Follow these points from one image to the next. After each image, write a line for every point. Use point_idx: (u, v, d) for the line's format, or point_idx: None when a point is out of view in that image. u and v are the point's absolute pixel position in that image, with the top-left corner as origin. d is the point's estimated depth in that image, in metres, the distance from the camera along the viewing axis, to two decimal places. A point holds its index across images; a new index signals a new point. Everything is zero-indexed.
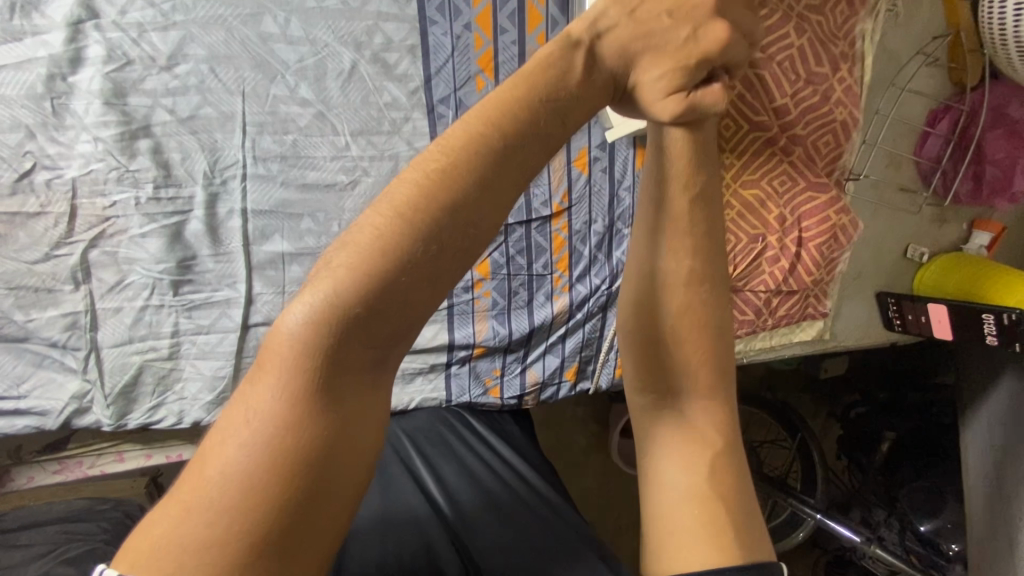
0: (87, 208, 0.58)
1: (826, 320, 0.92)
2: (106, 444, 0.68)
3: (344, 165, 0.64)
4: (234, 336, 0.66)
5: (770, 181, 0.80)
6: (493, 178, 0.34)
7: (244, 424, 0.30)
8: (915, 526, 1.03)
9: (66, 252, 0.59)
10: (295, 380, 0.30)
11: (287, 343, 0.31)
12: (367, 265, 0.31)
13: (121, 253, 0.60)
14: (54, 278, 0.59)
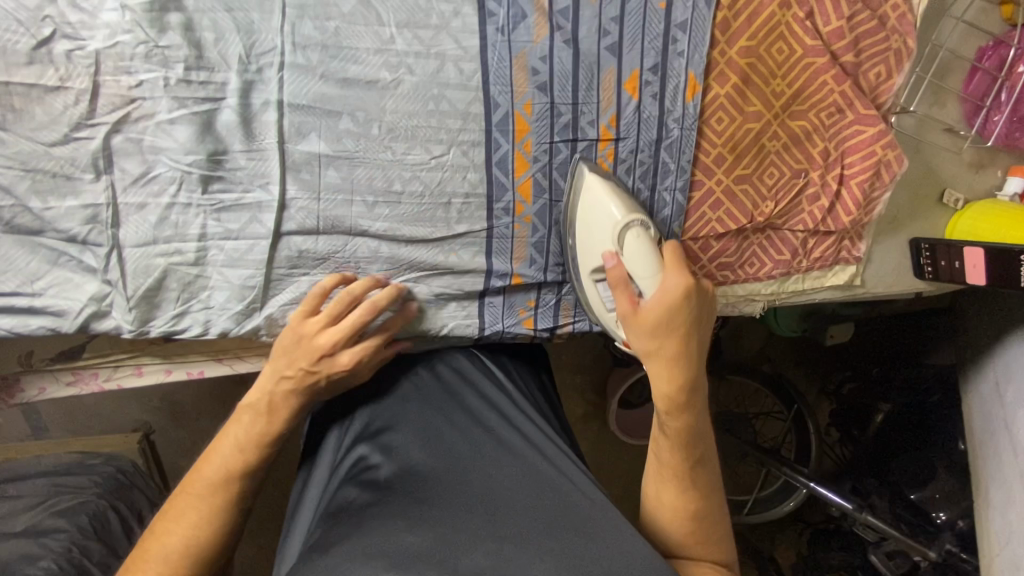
0: (112, 88, 0.53)
1: (859, 265, 0.90)
2: (124, 355, 0.64)
3: (387, 61, 0.60)
4: (265, 244, 0.63)
5: (817, 113, 0.77)
6: (252, 419, 0.64)
7: (192, 486, 0.62)
8: (906, 494, 1.24)
9: (87, 135, 0.54)
10: (218, 477, 0.62)
11: (209, 465, 0.63)
12: (238, 438, 0.64)
13: (147, 140, 0.56)
14: (73, 163, 0.54)
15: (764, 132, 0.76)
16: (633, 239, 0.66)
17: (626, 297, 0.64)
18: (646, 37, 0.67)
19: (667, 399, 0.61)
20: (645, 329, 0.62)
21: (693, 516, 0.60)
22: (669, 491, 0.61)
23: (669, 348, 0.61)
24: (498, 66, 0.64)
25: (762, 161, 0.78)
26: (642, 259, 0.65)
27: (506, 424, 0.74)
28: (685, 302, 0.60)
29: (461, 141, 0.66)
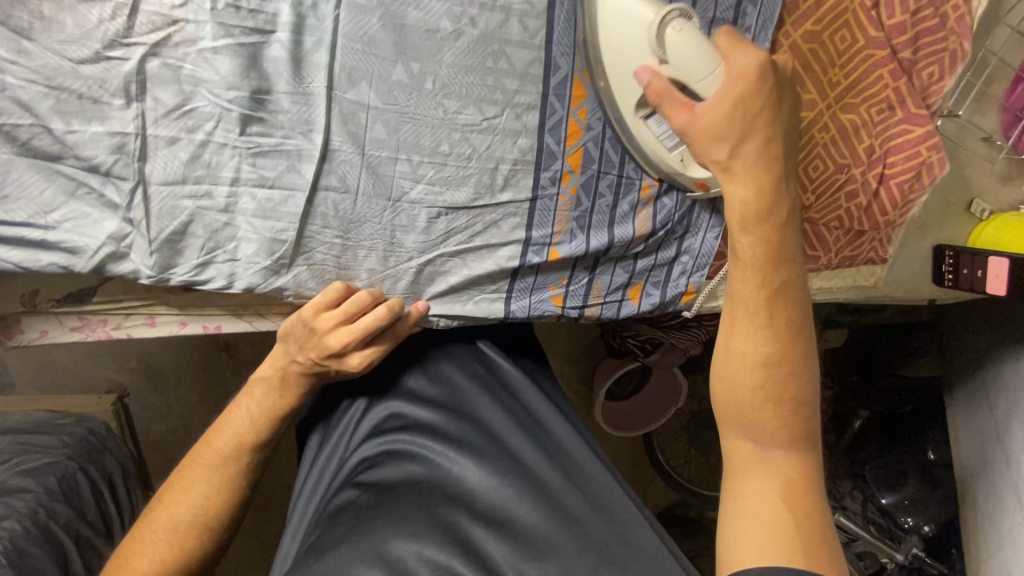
0: (152, 5, 0.48)
1: (884, 267, 0.91)
2: (138, 303, 0.60)
3: (450, 10, 0.56)
4: (301, 196, 0.59)
5: (869, 107, 0.75)
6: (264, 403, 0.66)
7: (201, 458, 0.66)
8: (877, 499, 1.21)
9: (121, 55, 0.49)
10: (227, 451, 0.66)
11: (218, 438, 0.66)
12: (244, 419, 0.66)
13: (186, 69, 0.51)
14: (103, 85, 0.49)
15: (815, 121, 0.75)
16: (674, 32, 0.58)
17: (677, 108, 0.59)
18: (717, 8, 0.65)
19: (754, 218, 0.59)
20: (710, 135, 0.59)
21: (767, 384, 0.58)
22: (745, 350, 0.59)
23: (746, 154, 0.58)
24: (563, 28, 0.61)
25: (809, 153, 0.77)
26: (691, 47, 0.58)
27: (512, 426, 0.71)
28: (759, 83, 0.57)
29: (515, 105, 0.62)
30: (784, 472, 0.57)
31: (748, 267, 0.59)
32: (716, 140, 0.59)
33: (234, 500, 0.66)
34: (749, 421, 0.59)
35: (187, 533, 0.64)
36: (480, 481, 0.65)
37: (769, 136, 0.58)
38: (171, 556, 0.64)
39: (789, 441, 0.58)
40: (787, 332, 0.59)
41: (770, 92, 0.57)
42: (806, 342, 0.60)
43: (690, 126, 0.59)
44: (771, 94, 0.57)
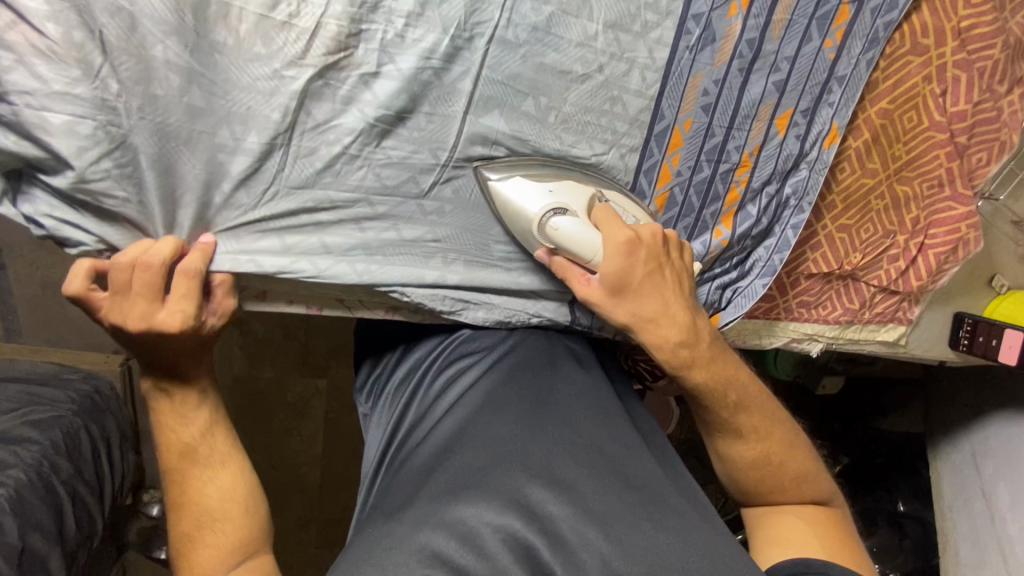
0: (331, 29, 0.53)
1: (908, 327, 0.98)
2: (255, 281, 0.65)
3: (584, 55, 0.62)
4: (415, 203, 0.63)
5: (921, 182, 0.83)
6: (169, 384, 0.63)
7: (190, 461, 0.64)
8: None
9: (293, 75, 0.54)
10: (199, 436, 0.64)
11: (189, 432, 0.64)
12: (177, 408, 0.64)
13: (343, 92, 0.56)
14: (268, 101, 0.54)
15: (874, 189, 0.83)
16: (559, 227, 0.63)
17: (577, 276, 0.65)
18: (809, 82, 0.71)
19: (684, 367, 0.67)
20: (611, 300, 0.65)
21: (766, 467, 0.73)
22: (734, 452, 0.73)
23: (642, 309, 0.65)
24: (676, 83, 0.66)
25: (862, 217, 0.85)
26: (576, 240, 0.63)
27: (570, 400, 0.68)
28: (633, 256, 0.63)
29: (622, 144, 0.68)
30: (812, 509, 0.74)
31: (711, 398, 0.70)
32: (630, 305, 0.65)
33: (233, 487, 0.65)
34: (773, 491, 0.74)
35: (224, 505, 0.64)
36: (534, 452, 0.61)
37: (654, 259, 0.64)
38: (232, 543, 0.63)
39: (803, 497, 0.74)
40: (766, 430, 0.72)
41: (647, 261, 0.64)
42: (786, 427, 0.74)
43: (587, 286, 0.65)
44: (654, 258, 0.64)
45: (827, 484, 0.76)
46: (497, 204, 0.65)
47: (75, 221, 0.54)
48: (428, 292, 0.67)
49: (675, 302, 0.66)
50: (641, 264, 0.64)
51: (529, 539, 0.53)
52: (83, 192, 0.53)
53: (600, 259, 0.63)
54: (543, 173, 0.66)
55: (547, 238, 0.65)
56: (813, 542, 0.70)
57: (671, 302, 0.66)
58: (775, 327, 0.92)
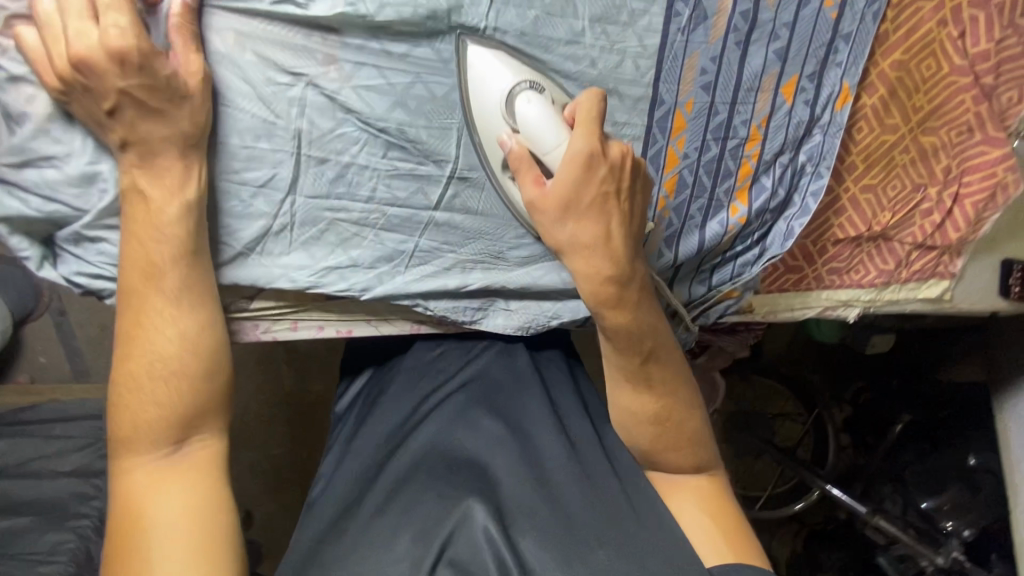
0: (319, 48, 0.55)
1: (952, 282, 0.93)
2: (286, 309, 0.69)
3: (574, 52, 0.62)
4: (426, 214, 0.65)
5: (947, 130, 0.78)
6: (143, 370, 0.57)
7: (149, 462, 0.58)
8: (917, 503, 1.27)
9: (290, 85, 0.56)
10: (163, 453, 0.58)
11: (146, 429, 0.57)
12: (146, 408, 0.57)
13: (340, 99, 0.57)
14: (269, 104, 0.56)
15: (898, 145, 0.79)
16: (526, 106, 0.58)
17: (530, 177, 0.58)
18: (812, 45, 0.69)
19: (606, 306, 0.61)
20: (554, 213, 0.57)
21: (664, 426, 0.70)
22: (634, 405, 0.69)
23: (581, 232, 0.58)
24: (672, 66, 0.66)
25: (887, 175, 0.81)
26: (541, 128, 0.58)
27: (542, 425, 0.73)
28: (593, 171, 0.56)
29: (623, 134, 0.68)
30: (701, 484, 0.73)
31: (618, 338, 0.64)
32: (575, 219, 0.58)
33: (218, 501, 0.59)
34: (664, 455, 0.72)
35: (189, 529, 0.57)
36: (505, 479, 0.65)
37: (609, 173, 0.57)
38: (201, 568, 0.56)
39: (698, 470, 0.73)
40: (672, 385, 0.69)
41: (606, 180, 0.57)
42: (687, 386, 0.72)
43: (533, 187, 0.58)
44: (609, 173, 0.57)
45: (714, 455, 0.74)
46: (469, 81, 0.59)
47: (100, 273, 0.58)
48: (447, 307, 0.71)
49: (621, 237, 0.59)
50: (598, 183, 0.57)
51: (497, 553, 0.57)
52: (101, 232, 0.56)
53: (556, 155, 0.58)
54: (528, 70, 0.60)
55: (511, 113, 0.59)
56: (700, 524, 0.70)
57: (616, 231, 0.58)
58: (808, 297, 0.90)
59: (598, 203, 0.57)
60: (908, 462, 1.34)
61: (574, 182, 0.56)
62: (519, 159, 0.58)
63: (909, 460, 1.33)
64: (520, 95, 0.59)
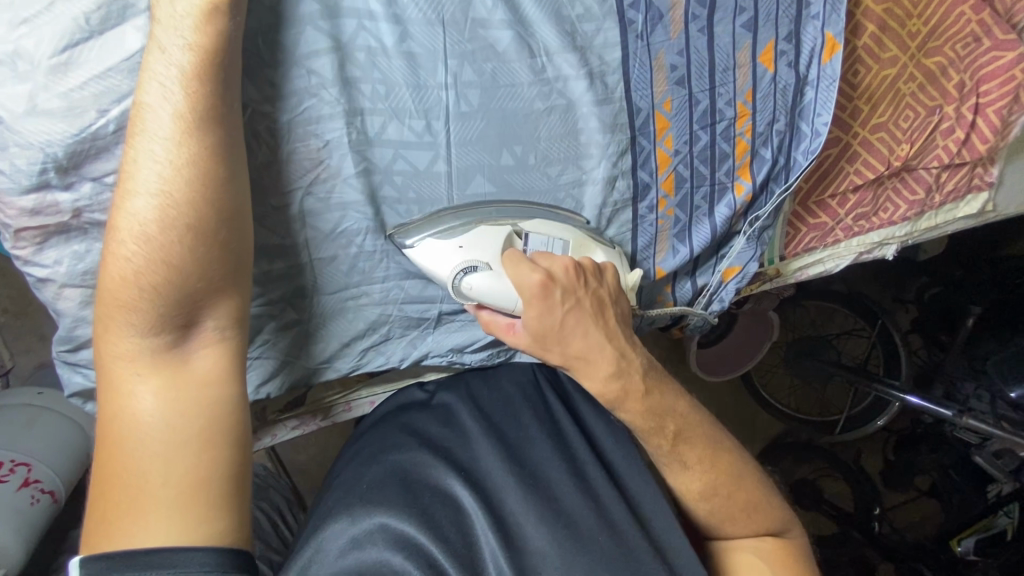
0: (304, 152, 0.56)
1: (991, 191, 0.87)
2: (337, 395, 0.73)
3: (542, 89, 0.61)
4: (438, 279, 0.65)
5: (952, 45, 0.74)
6: (142, 238, 0.47)
7: (138, 430, 0.49)
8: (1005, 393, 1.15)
9: (285, 202, 0.57)
10: (157, 419, 0.49)
11: (152, 379, 0.50)
12: (149, 266, 0.47)
13: (335, 198, 0.58)
14: (272, 231, 0.58)
15: (901, 75, 0.75)
16: (471, 284, 0.60)
17: (506, 331, 0.63)
18: (781, 9, 0.67)
19: (618, 399, 0.65)
20: (535, 348, 0.62)
21: (716, 499, 0.70)
22: (683, 485, 0.70)
23: (572, 348, 0.62)
24: (640, 72, 0.64)
25: (896, 107, 0.76)
26: (494, 294, 0.60)
27: (531, 426, 0.69)
28: (551, 300, 0.59)
29: (610, 152, 0.66)
30: (762, 544, 0.72)
31: (643, 430, 0.67)
32: (558, 334, 0.61)
33: (232, 464, 0.51)
34: (726, 528, 0.72)
35: (179, 503, 0.48)
36: (547, 454, 0.66)
37: (568, 290, 0.60)
38: (192, 533, 0.48)
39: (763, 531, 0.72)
40: (710, 459, 0.70)
41: (566, 300, 0.60)
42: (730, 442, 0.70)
43: (505, 326, 0.62)
44: (570, 290, 0.60)
45: (786, 515, 0.74)
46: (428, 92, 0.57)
47: None
48: (482, 356, 0.72)
49: (605, 333, 0.63)
50: (561, 306, 0.60)
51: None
52: None
53: (519, 306, 0.60)
54: (460, 222, 0.62)
55: (466, 297, 0.61)
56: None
57: (595, 337, 0.62)
58: (839, 249, 0.86)
59: (574, 308, 0.61)
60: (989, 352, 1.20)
61: (542, 310, 0.59)
62: (494, 321, 0.63)
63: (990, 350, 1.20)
64: (461, 282, 0.60)
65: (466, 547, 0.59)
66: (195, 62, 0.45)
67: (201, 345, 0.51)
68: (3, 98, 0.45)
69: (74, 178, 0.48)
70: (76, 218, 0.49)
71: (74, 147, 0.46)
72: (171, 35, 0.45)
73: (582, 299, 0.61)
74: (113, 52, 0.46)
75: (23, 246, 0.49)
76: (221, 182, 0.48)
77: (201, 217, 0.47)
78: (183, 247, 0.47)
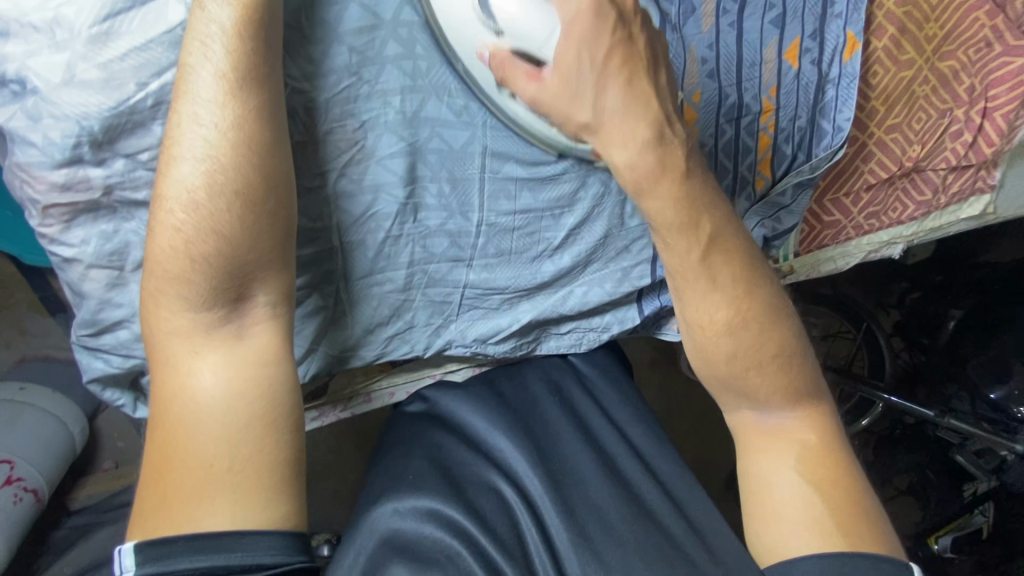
0: (338, 133, 0.55)
1: (993, 194, 0.89)
2: (358, 385, 0.72)
3: None
4: (464, 266, 0.64)
5: (966, 50, 0.77)
6: (195, 207, 0.45)
7: (189, 407, 0.47)
8: (984, 395, 1.20)
9: (319, 183, 0.56)
10: (209, 395, 0.47)
11: (201, 354, 0.48)
12: (201, 234, 0.46)
13: (368, 179, 0.57)
14: (304, 212, 0.57)
15: (916, 78, 0.77)
16: (501, 0, 0.53)
17: (522, 75, 0.51)
18: (806, 6, 0.69)
19: (648, 180, 0.54)
20: (563, 97, 0.51)
21: (741, 331, 0.59)
22: (710, 347, 0.59)
23: (608, 107, 0.51)
24: None
25: (909, 108, 0.79)
26: (524, 16, 0.52)
27: (558, 417, 0.70)
28: (601, 19, 0.50)
29: None
30: (802, 438, 0.61)
31: (669, 228, 0.56)
32: (591, 42, 0.50)
33: (288, 443, 0.49)
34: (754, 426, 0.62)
35: (239, 484, 0.46)
36: (575, 445, 0.67)
37: (624, 55, 0.50)
38: (252, 515, 0.46)
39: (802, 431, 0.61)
40: None
41: (616, 31, 0.50)
42: None
43: (520, 71, 0.51)
44: (622, 59, 0.50)
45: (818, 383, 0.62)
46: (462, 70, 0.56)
47: None
48: (506, 347, 0.70)
49: (652, 94, 0.52)
50: (610, 34, 0.50)
51: (490, 558, 0.56)
52: None
53: (555, 32, 0.51)
54: None
55: (490, 21, 0.53)
56: (796, 484, 0.59)
57: (641, 119, 0.52)
58: (848, 247, 0.87)
59: (621, 45, 0.50)
60: (967, 354, 1.24)
61: (583, 46, 0.50)
62: (502, 60, 0.51)
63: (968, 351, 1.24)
64: None
65: (516, 540, 0.59)
66: (238, 22, 0.44)
67: (252, 322, 0.49)
68: (41, 67, 0.43)
69: (108, 153, 0.46)
70: (106, 196, 0.47)
71: (109, 121, 0.45)
72: (218, 4, 0.44)
73: (632, 70, 0.51)
74: (152, 23, 0.45)
75: (51, 224, 0.48)
76: (271, 150, 0.47)
77: (252, 184, 0.46)
78: (235, 215, 0.46)
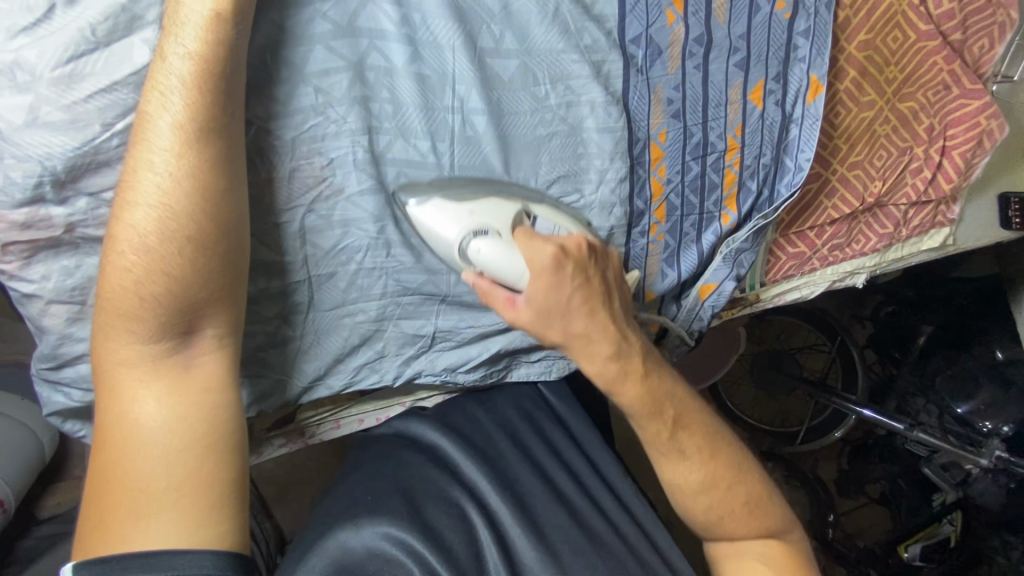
0: (306, 170, 0.55)
1: (952, 227, 0.92)
2: (325, 412, 0.72)
3: (543, 118, 0.63)
4: (435, 297, 0.65)
5: (926, 91, 0.80)
6: (142, 245, 0.46)
7: (134, 437, 0.48)
8: (952, 409, 1.24)
9: (287, 219, 0.57)
10: (154, 425, 0.49)
11: (147, 386, 0.49)
12: (147, 272, 0.47)
13: (337, 215, 0.58)
14: (274, 246, 0.57)
15: (877, 118, 0.80)
16: (479, 255, 0.57)
17: (502, 302, 0.56)
18: (772, 48, 0.71)
19: (616, 382, 0.60)
20: (536, 323, 0.56)
21: (712, 492, 0.69)
22: (680, 477, 0.69)
23: (574, 328, 0.56)
24: (639, 103, 0.67)
25: (871, 147, 0.81)
26: (497, 264, 0.57)
27: (526, 441, 0.73)
28: (562, 275, 0.53)
29: (608, 180, 0.67)
30: (765, 524, 0.71)
31: (641, 416, 0.64)
32: (556, 282, 0.54)
33: (230, 471, 0.51)
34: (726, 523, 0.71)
35: (178, 509, 0.48)
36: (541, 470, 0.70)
37: (581, 259, 0.55)
38: (189, 540, 0.48)
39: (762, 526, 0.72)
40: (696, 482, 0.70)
41: (577, 276, 0.54)
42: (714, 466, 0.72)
43: (500, 298, 0.56)
44: (576, 260, 0.54)
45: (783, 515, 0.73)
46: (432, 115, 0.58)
47: None
48: (476, 375, 0.71)
49: (610, 315, 0.57)
50: (570, 282, 0.54)
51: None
52: None
53: (525, 279, 0.56)
54: (469, 189, 0.60)
55: (470, 263, 0.59)
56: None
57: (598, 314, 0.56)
58: (813, 276, 0.90)
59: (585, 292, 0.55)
60: (937, 369, 1.29)
61: (549, 269, 0.53)
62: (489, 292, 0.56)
63: (937, 367, 1.29)
64: (470, 245, 0.58)
65: (470, 556, 0.60)
66: (197, 75, 0.44)
67: (199, 353, 0.50)
68: (1, 109, 0.43)
69: (71, 192, 0.46)
70: (69, 233, 0.48)
71: (73, 161, 0.45)
72: (178, 53, 0.45)
73: (586, 261, 0.55)
74: (116, 66, 0.45)
75: (10, 261, 0.47)
76: (222, 191, 0.47)
77: (202, 225, 0.47)
78: (182, 255, 0.47)
